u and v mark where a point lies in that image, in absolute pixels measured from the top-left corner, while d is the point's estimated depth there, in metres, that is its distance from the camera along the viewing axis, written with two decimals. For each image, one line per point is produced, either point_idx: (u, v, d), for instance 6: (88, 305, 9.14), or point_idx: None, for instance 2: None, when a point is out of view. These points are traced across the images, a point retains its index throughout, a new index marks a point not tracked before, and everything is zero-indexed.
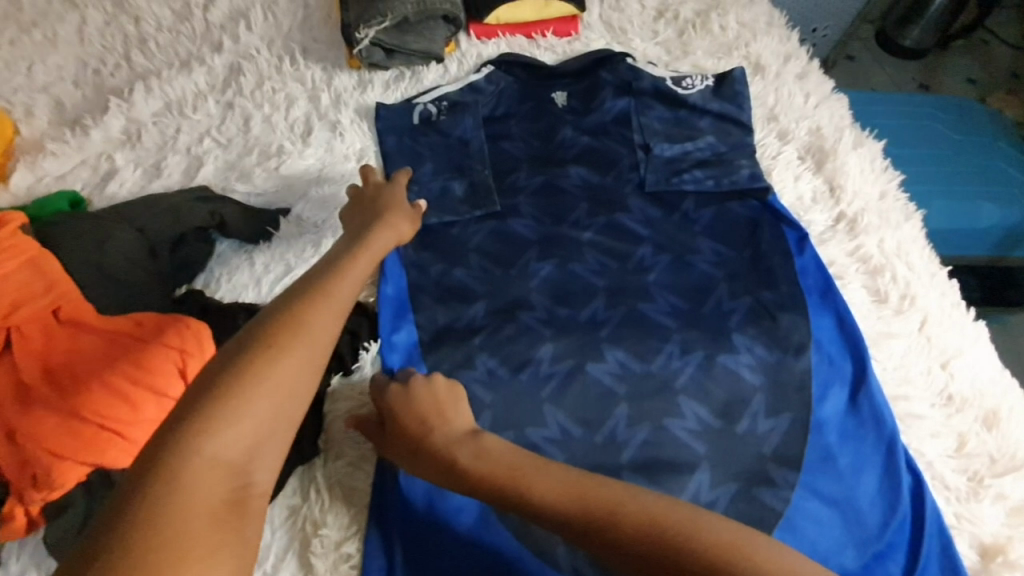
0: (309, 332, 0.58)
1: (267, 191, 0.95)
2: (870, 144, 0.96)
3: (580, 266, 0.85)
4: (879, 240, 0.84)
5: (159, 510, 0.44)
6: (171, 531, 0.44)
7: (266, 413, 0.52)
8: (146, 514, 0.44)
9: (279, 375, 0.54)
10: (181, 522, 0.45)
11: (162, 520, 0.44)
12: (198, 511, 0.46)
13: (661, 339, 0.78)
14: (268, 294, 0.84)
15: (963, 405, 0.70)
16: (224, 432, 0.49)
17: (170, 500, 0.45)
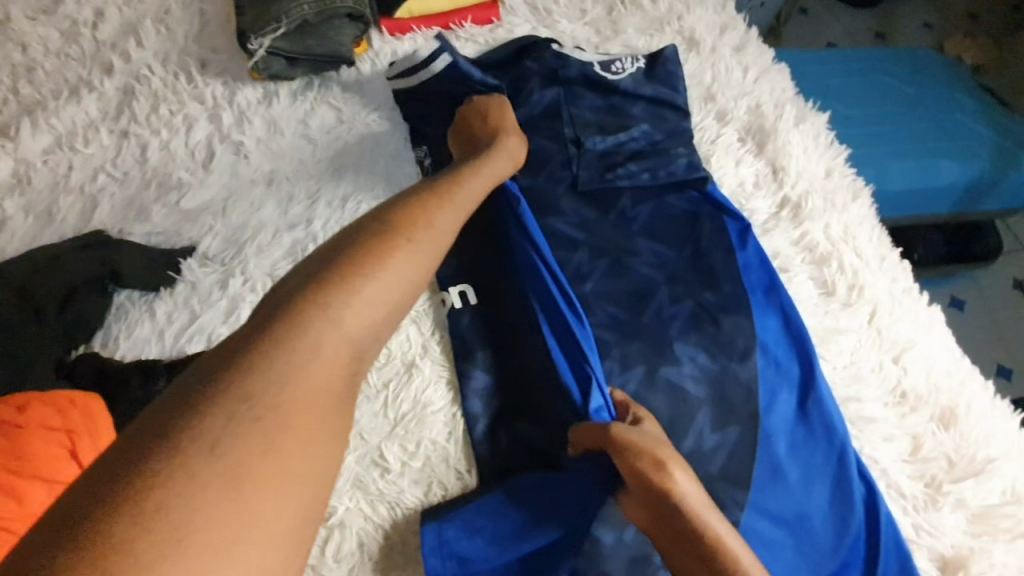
0: (431, 240, 0.56)
1: (169, 230, 0.87)
2: (813, 118, 0.90)
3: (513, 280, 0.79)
4: (826, 225, 0.79)
5: (267, 375, 0.42)
6: (303, 390, 0.43)
7: (383, 305, 0.50)
8: (258, 370, 0.42)
9: (398, 272, 0.51)
10: (290, 395, 0.42)
11: (275, 377, 0.42)
12: (308, 384, 0.43)
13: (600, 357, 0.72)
14: (173, 347, 0.77)
15: (917, 403, 0.66)
16: (346, 313, 0.47)
17: (278, 364, 0.43)
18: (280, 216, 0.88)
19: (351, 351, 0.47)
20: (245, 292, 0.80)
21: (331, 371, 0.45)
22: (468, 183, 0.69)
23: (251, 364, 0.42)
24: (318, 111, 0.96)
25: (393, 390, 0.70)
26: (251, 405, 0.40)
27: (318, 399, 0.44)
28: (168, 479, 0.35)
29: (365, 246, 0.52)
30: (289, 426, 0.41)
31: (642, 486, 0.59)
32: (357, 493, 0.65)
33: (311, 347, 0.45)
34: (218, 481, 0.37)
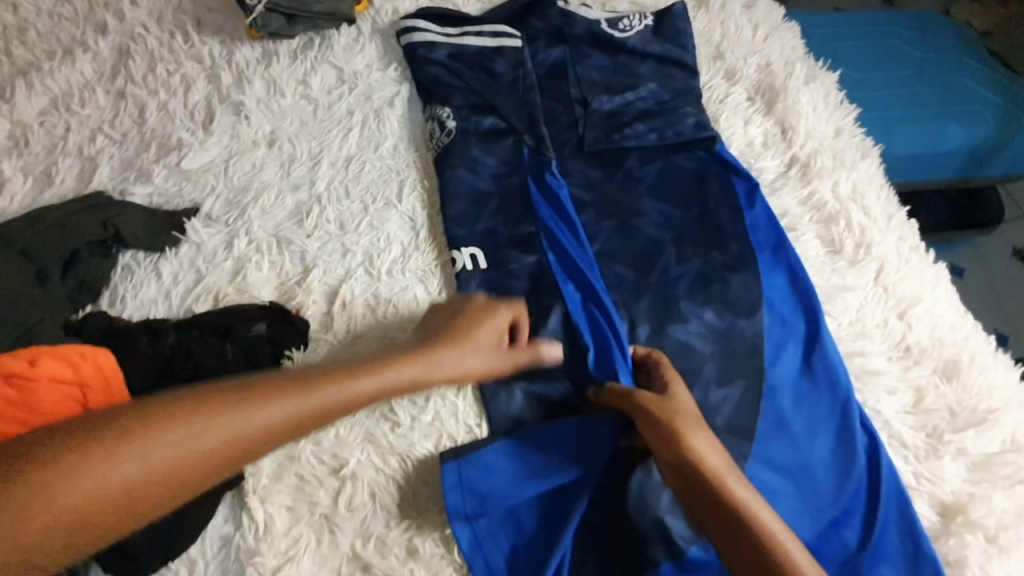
0: (378, 379, 0.62)
1: (170, 191, 0.86)
2: (823, 77, 0.89)
3: (518, 244, 0.80)
4: (834, 184, 0.78)
5: (189, 428, 0.52)
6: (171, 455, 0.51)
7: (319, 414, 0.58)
8: (123, 440, 0.50)
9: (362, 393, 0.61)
10: (190, 446, 0.52)
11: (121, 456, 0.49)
12: (218, 430, 0.53)
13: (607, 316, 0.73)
14: (180, 307, 0.77)
15: (922, 356, 0.67)
16: (273, 410, 0.56)
17: (171, 447, 0.51)
18: (283, 177, 0.86)
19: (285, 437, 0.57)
20: (250, 253, 0.80)
21: (247, 441, 0.55)
22: (439, 339, 0.67)
23: (189, 419, 0.53)
24: (320, 70, 0.94)
25: None
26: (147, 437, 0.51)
27: (187, 461, 0.52)
28: (47, 496, 0.46)
29: (317, 374, 0.61)
30: (121, 500, 0.49)
31: (666, 448, 0.60)
32: (367, 445, 0.67)
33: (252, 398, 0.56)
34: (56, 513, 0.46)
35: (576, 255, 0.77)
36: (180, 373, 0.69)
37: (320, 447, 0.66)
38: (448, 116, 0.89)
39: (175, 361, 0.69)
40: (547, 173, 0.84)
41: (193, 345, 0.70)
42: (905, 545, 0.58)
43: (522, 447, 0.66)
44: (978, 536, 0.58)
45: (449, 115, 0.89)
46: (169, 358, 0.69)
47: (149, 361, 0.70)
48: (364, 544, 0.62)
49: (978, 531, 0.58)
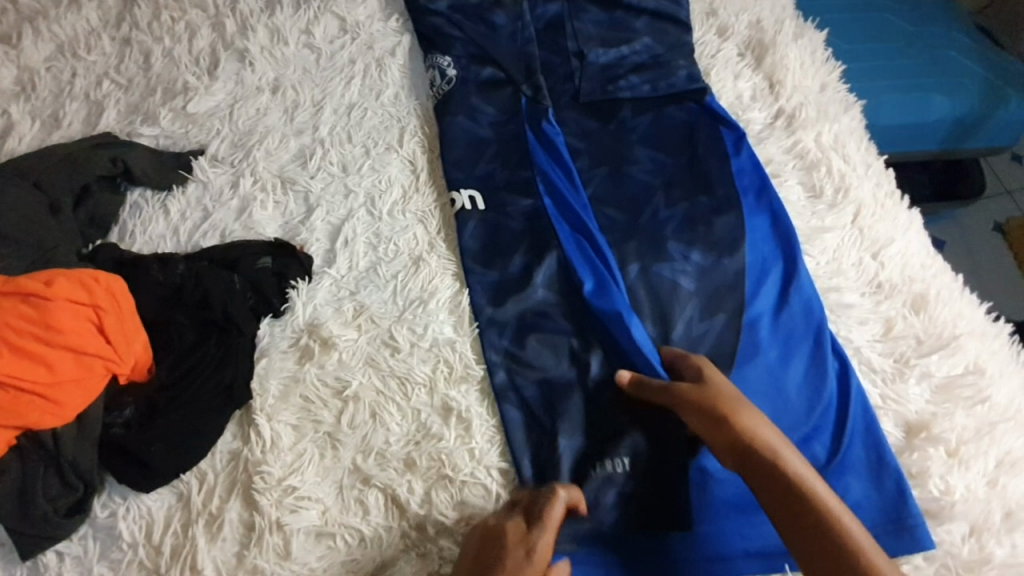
0: None
1: (177, 133, 0.88)
2: (812, 34, 0.91)
3: (515, 186, 0.84)
4: (818, 134, 0.82)
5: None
6: None
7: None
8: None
9: None
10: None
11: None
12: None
13: (601, 257, 0.77)
14: (188, 243, 0.79)
15: (892, 291, 0.72)
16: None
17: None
18: (286, 122, 0.89)
19: None
20: (256, 192, 0.83)
21: None
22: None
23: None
24: (322, 20, 0.96)
25: (403, 280, 0.76)
26: None
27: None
28: None
29: None
30: None
31: (704, 418, 0.62)
32: (369, 368, 0.70)
33: None
34: None
35: (571, 200, 0.81)
36: (189, 300, 0.72)
37: (324, 370, 0.70)
38: (448, 65, 0.92)
39: (187, 290, 0.73)
40: (544, 121, 0.87)
41: (204, 274, 0.73)
42: (870, 458, 0.63)
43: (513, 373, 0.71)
44: (939, 449, 0.63)
45: (449, 63, 0.92)
46: (181, 287, 0.73)
47: (160, 291, 0.73)
48: (365, 458, 0.66)
49: (940, 445, 0.63)
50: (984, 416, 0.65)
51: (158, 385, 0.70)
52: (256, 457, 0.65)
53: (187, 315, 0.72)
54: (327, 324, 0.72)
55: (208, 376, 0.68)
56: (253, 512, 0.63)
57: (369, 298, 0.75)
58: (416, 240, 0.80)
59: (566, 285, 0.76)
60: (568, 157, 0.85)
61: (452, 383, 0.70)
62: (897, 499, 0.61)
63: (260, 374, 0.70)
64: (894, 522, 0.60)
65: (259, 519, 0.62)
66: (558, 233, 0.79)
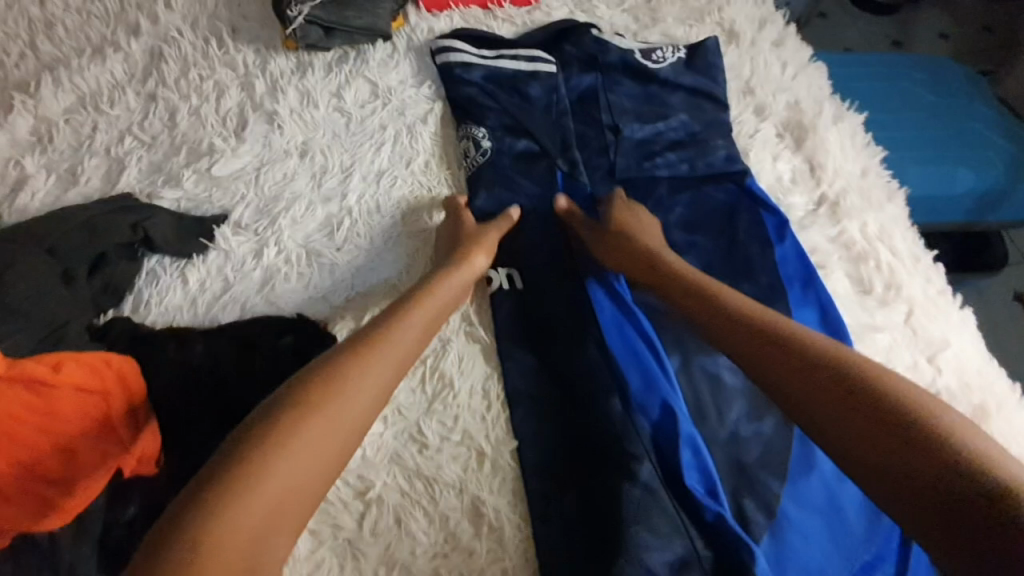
0: (373, 367, 0.61)
1: (200, 196, 0.85)
2: (852, 117, 0.90)
3: (553, 266, 0.82)
4: (863, 224, 0.80)
5: (286, 462, 0.52)
6: (284, 453, 0.52)
7: (375, 391, 0.60)
8: (218, 514, 0.48)
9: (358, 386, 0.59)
10: (291, 477, 0.52)
11: (224, 514, 0.48)
12: (312, 454, 0.54)
13: (647, 351, 0.74)
14: (206, 315, 0.76)
15: (949, 399, 0.69)
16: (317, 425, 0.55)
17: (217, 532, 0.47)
18: (314, 188, 0.86)
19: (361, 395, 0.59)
20: (280, 264, 0.80)
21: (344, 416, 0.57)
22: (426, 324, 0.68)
23: (284, 440, 0.53)
24: (354, 84, 0.94)
25: (432, 364, 0.71)
26: (268, 471, 0.51)
27: (273, 509, 0.50)
28: (235, 505, 0.48)
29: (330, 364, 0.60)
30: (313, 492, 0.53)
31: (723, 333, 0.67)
32: (395, 466, 0.66)
33: (318, 428, 0.55)
34: (236, 481, 0.50)
35: (612, 285, 0.79)
36: (205, 385, 0.68)
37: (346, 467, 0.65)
38: (483, 136, 0.90)
39: (204, 372, 0.69)
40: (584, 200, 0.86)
41: (223, 357, 0.69)
42: None
43: (551, 474, 0.67)
44: None
45: (483, 134, 0.90)
46: (197, 369, 0.68)
47: (173, 373, 0.68)
48: (389, 571, 0.60)
49: None
50: None
51: (165, 479, 0.65)
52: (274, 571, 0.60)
53: (201, 400, 0.68)
54: None
55: None
56: None
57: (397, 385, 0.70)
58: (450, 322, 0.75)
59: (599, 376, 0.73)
60: None
61: (484, 486, 0.66)
62: None
63: None
64: None
65: None
66: (597, 318, 0.76)
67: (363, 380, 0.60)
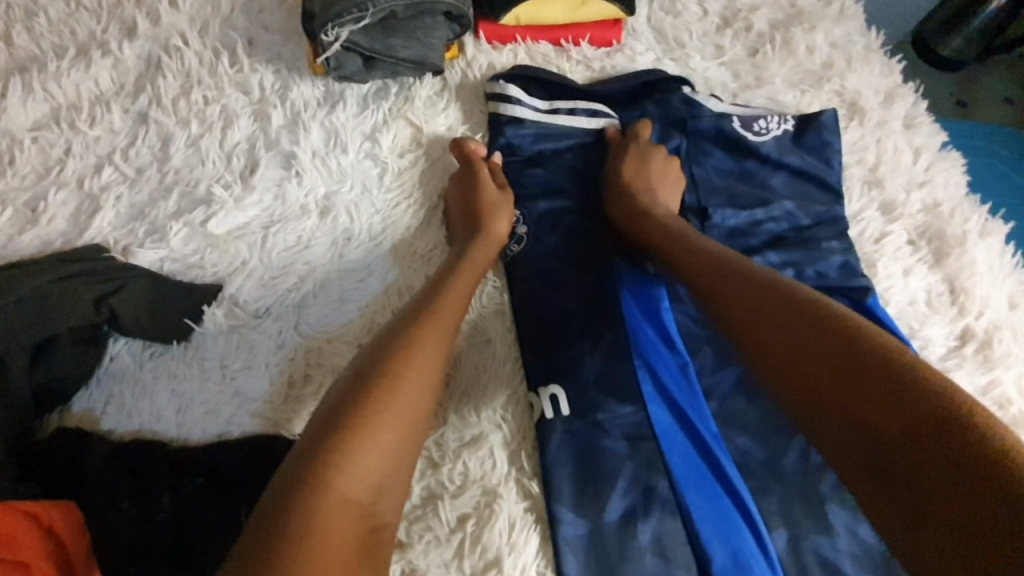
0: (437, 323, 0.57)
1: (189, 258, 0.67)
2: (999, 228, 0.74)
3: (610, 393, 0.64)
4: (1019, 376, 0.65)
5: (375, 441, 0.47)
6: (372, 417, 0.48)
7: (443, 346, 0.56)
8: (329, 471, 0.44)
9: (428, 344, 0.54)
10: (413, 408, 0.50)
11: (350, 469, 0.45)
12: (421, 390, 0.52)
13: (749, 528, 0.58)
14: (184, 430, 0.58)
15: None
16: (423, 366, 0.53)
17: (344, 485, 0.44)
18: (334, 258, 0.69)
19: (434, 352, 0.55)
20: (286, 364, 0.62)
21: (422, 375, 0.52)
22: (469, 279, 0.64)
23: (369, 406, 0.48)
24: (393, 126, 0.77)
25: (474, 532, 0.55)
26: (354, 437, 0.46)
27: (392, 443, 0.48)
28: (327, 482, 0.43)
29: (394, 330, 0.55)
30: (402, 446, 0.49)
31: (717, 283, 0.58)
32: None
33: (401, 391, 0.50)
34: (326, 453, 0.45)
35: (701, 427, 0.62)
36: (171, 552, 0.51)
37: None
38: (518, 220, 0.74)
39: (173, 529, 0.52)
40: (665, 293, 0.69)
41: (203, 509, 0.53)
42: None
43: None
44: None
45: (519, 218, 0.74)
46: (164, 524, 0.52)
47: (133, 530, 0.51)
48: None
49: None
50: None
51: None
52: None
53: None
54: None
55: None
56: None
57: (427, 558, 0.53)
58: (496, 466, 0.59)
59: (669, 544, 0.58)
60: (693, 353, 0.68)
61: None
62: None
63: None
64: None
65: None
66: (670, 463, 0.60)
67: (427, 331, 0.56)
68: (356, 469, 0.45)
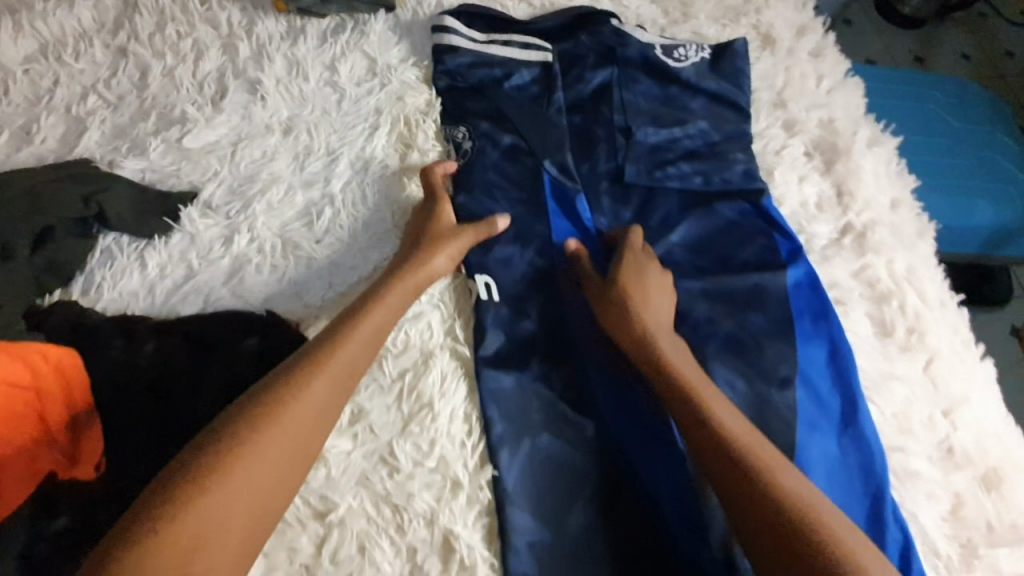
0: (340, 352, 0.59)
1: (165, 169, 0.77)
2: (887, 143, 0.84)
3: (536, 282, 0.74)
4: (890, 261, 0.74)
5: (231, 483, 0.49)
6: (238, 456, 0.50)
7: (339, 379, 0.58)
8: (180, 507, 0.47)
9: (322, 383, 0.57)
10: (289, 448, 0.53)
11: (193, 509, 0.47)
12: (297, 431, 0.54)
13: (639, 395, 0.68)
14: (164, 306, 0.68)
15: (964, 461, 0.64)
16: (305, 406, 0.55)
17: (185, 524, 0.46)
18: (295, 171, 0.78)
19: (326, 389, 0.57)
20: (251, 254, 0.71)
21: (303, 416, 0.55)
22: (409, 287, 0.66)
23: (239, 444, 0.51)
24: (349, 57, 0.85)
25: (410, 382, 0.65)
26: (211, 475, 0.49)
27: (252, 484, 0.50)
28: (172, 520, 0.46)
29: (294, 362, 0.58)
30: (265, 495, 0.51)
31: (623, 325, 0.67)
32: (362, 490, 0.60)
33: (271, 437, 0.52)
34: (185, 487, 0.48)
35: None
36: (157, 390, 0.62)
37: (308, 487, 0.59)
38: (463, 136, 0.82)
39: (153, 374, 0.62)
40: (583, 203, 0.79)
41: (178, 359, 0.63)
42: None
43: (532, 486, 0.62)
44: None
45: (466, 133, 0.82)
46: (145, 372, 0.62)
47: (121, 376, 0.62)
48: None
49: None
50: None
51: (100, 492, 0.58)
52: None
53: (151, 407, 0.61)
54: None
55: None
56: None
57: (370, 402, 0.64)
58: (432, 333, 0.69)
59: (566, 496, 0.62)
60: (607, 248, 0.77)
61: (457, 519, 0.60)
62: None
63: None
64: None
65: None
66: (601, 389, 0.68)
67: (324, 366, 0.58)
68: (200, 511, 0.47)
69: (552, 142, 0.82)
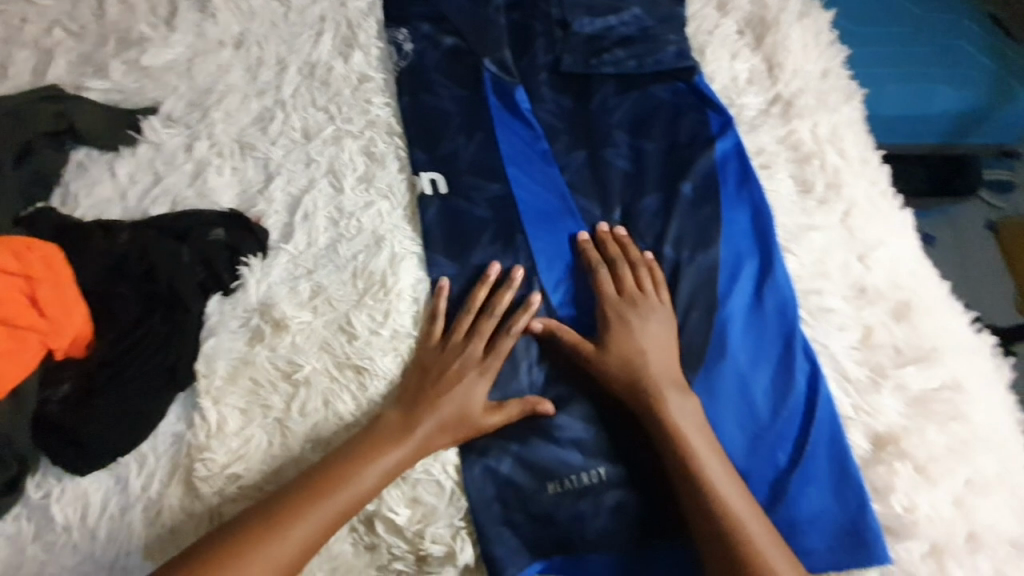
0: (399, 448, 0.61)
1: (129, 87, 0.82)
2: (817, 17, 0.86)
3: (479, 169, 0.78)
4: (814, 125, 0.78)
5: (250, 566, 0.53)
6: (267, 541, 0.54)
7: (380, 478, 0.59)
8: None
9: (365, 475, 0.59)
10: (317, 531, 0.56)
11: None
12: (329, 516, 0.57)
13: (579, 264, 0.73)
14: (136, 209, 0.74)
15: (875, 297, 0.69)
16: (343, 494, 0.58)
17: None
18: (249, 82, 0.82)
19: (367, 482, 0.59)
20: (211, 157, 0.77)
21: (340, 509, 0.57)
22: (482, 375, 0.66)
23: (273, 529, 0.55)
24: None
25: (363, 261, 0.71)
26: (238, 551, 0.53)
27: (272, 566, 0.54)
28: None
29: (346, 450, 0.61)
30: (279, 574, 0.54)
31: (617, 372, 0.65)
32: (324, 354, 0.66)
33: (302, 524, 0.56)
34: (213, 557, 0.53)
35: (551, 196, 0.76)
36: (134, 274, 0.69)
37: (275, 353, 0.66)
38: (404, 38, 0.86)
39: (130, 262, 0.69)
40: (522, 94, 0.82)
41: (149, 248, 0.69)
42: (832, 469, 0.62)
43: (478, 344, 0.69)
44: (906, 465, 0.62)
45: (406, 36, 0.86)
46: (125, 261, 0.69)
47: (104, 266, 0.69)
48: (314, 448, 0.63)
49: (907, 461, 0.62)
50: (957, 434, 0.64)
51: (96, 361, 0.66)
52: (218, 434, 0.63)
53: (131, 287, 0.69)
54: (280, 305, 0.68)
55: (151, 354, 0.65)
56: (193, 499, 0.61)
57: (327, 279, 0.70)
58: (383, 216, 0.74)
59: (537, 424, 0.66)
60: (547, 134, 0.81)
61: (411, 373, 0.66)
62: (857, 512, 0.61)
63: (201, 352, 0.66)
64: (851, 534, 0.60)
65: (201, 506, 0.60)
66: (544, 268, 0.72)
67: (373, 458, 0.60)
68: None
69: (491, 39, 0.85)
